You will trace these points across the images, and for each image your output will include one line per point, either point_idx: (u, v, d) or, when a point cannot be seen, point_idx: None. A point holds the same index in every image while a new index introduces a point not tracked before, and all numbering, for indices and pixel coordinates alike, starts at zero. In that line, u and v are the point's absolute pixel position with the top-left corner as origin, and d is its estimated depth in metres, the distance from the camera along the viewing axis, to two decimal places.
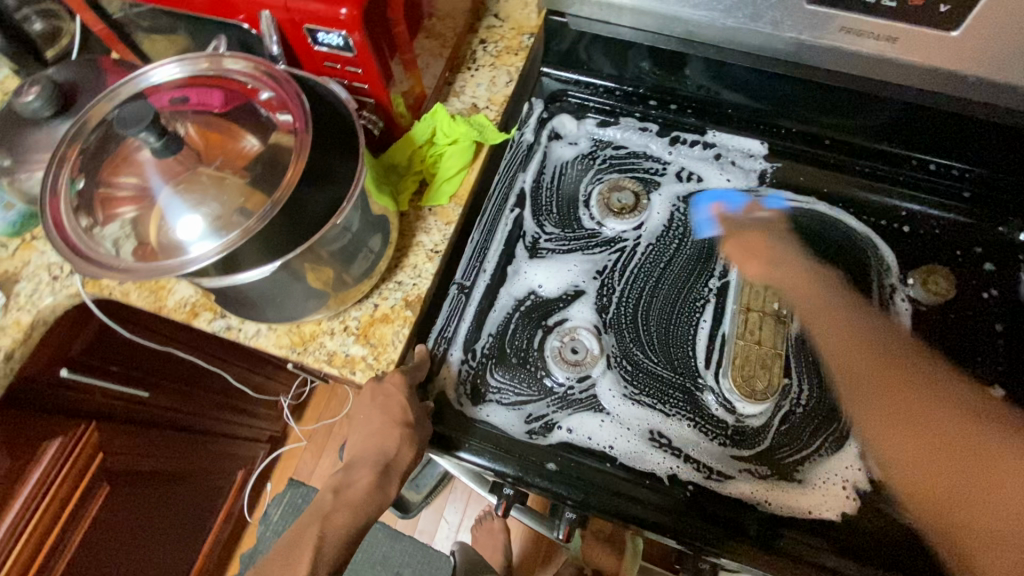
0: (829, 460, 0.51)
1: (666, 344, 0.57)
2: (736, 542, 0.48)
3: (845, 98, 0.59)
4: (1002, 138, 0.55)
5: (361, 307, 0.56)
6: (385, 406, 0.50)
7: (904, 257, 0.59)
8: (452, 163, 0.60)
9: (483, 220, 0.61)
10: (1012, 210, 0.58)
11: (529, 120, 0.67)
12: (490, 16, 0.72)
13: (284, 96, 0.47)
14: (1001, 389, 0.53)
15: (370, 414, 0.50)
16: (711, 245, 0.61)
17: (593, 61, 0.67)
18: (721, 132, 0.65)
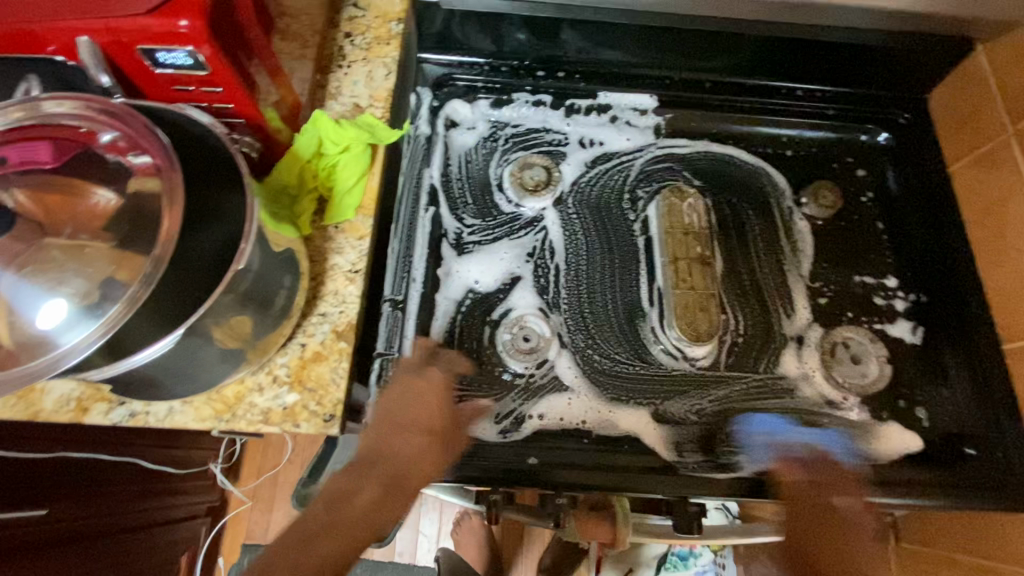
0: (779, 379, 0.55)
1: (611, 311, 0.57)
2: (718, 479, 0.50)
3: (715, 42, 0.60)
4: (849, 56, 0.61)
5: (287, 351, 0.50)
6: (413, 414, 0.46)
7: (793, 180, 0.64)
8: (348, 173, 0.55)
9: (399, 227, 0.56)
10: (868, 118, 0.66)
11: (420, 111, 0.63)
12: (349, 7, 0.66)
13: (132, 134, 0.39)
14: (893, 278, 0.60)
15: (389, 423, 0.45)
16: (627, 204, 0.62)
17: (469, 40, 0.63)
18: (611, 92, 0.65)
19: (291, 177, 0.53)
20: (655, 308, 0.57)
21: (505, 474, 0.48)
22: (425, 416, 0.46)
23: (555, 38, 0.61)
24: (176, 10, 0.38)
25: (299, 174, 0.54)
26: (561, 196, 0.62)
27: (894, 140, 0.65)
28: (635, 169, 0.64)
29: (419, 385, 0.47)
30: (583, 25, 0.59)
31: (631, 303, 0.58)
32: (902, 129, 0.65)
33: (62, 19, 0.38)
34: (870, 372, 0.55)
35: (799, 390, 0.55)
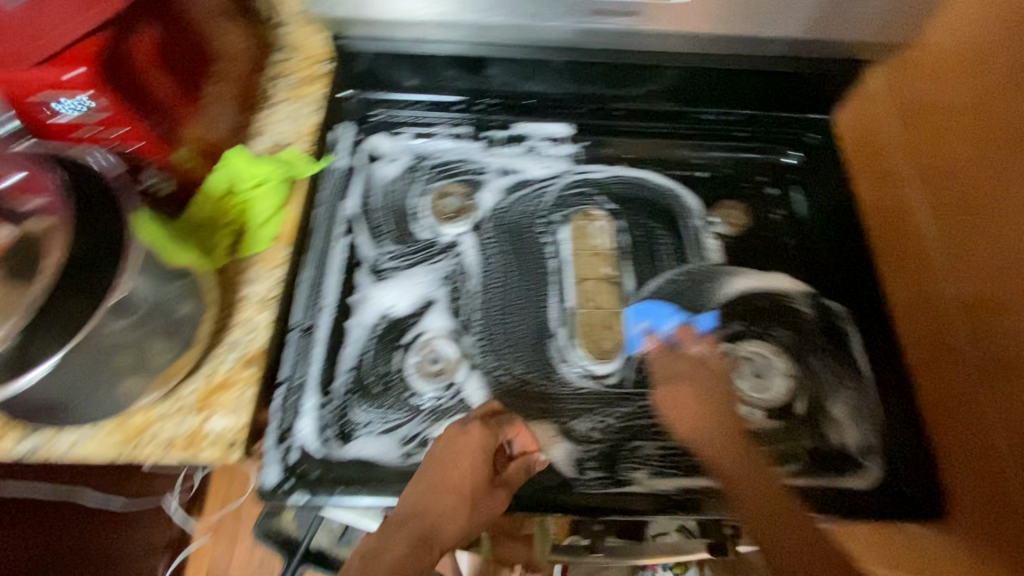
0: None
1: (523, 332, 0.58)
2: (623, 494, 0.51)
3: (630, 72, 0.64)
4: (751, 83, 0.64)
5: (194, 380, 0.52)
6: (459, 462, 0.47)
7: (704, 200, 0.65)
8: (263, 207, 0.58)
9: (312, 258, 0.58)
10: (776, 140, 0.67)
11: (340, 146, 0.65)
12: (276, 51, 0.69)
13: (33, 176, 0.45)
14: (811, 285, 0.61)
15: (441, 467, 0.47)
16: (542, 228, 0.64)
17: (397, 75, 0.66)
18: (528, 122, 0.67)
19: (205, 213, 0.56)
20: (564, 328, 0.59)
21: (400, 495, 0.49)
22: (460, 472, 0.46)
23: (481, 72, 0.65)
24: (71, 63, 0.44)
25: (213, 210, 0.56)
26: (479, 222, 0.64)
27: (804, 157, 0.67)
28: (552, 194, 0.66)
29: (463, 441, 0.48)
30: (511, 61, 0.64)
31: (543, 324, 0.59)
32: (810, 148, 0.67)
33: None
34: (774, 387, 0.56)
35: None
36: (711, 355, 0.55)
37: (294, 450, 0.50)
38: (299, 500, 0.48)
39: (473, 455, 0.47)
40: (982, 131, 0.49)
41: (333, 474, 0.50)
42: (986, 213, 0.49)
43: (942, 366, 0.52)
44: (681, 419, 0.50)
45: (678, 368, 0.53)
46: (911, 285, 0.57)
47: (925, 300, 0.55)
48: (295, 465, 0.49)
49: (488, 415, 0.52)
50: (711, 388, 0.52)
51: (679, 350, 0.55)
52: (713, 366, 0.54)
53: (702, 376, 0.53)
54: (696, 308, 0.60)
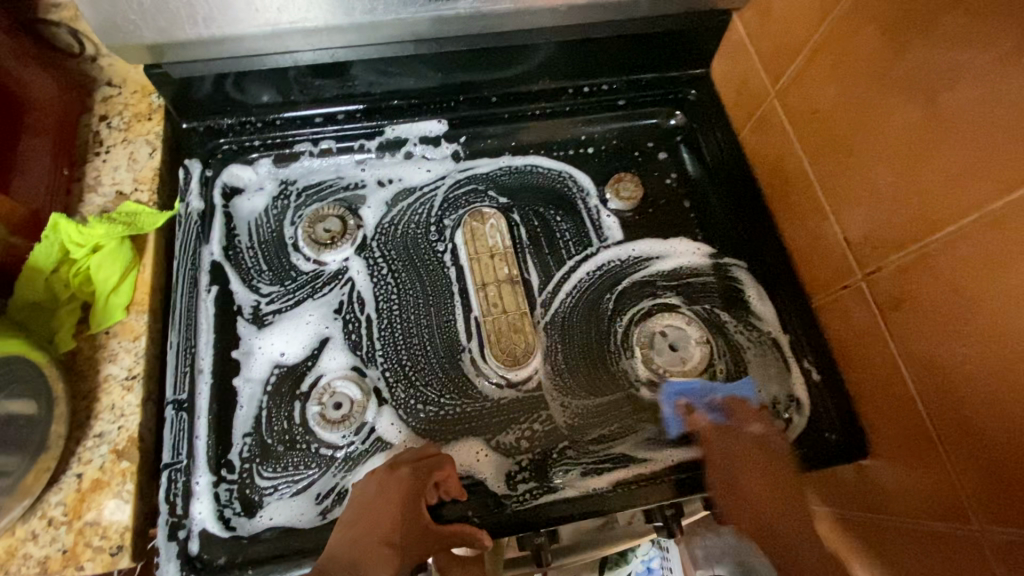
0: (613, 380, 0.55)
1: (430, 353, 0.55)
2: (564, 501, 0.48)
3: (498, 56, 0.60)
4: (623, 48, 0.61)
5: (61, 485, 0.45)
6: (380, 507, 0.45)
7: (595, 178, 0.64)
8: (105, 274, 0.50)
9: (176, 318, 0.51)
10: (658, 102, 0.66)
11: (190, 186, 0.57)
12: (102, 86, 0.60)
13: None
14: (709, 244, 0.61)
15: (361, 517, 0.44)
16: (434, 235, 0.60)
17: (240, 97, 0.59)
18: (399, 124, 0.62)
19: (38, 294, 0.48)
20: (473, 339, 0.55)
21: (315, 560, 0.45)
22: (389, 520, 0.44)
23: (338, 75, 0.58)
24: None
25: (47, 287, 0.49)
26: (364, 242, 0.59)
27: (685, 117, 0.66)
28: (439, 198, 0.62)
29: (390, 487, 0.46)
30: (366, 61, 0.57)
31: (450, 339, 0.55)
32: (691, 106, 0.66)
33: None
34: (691, 357, 0.55)
35: (629, 390, 0.54)
36: (773, 437, 0.51)
37: (193, 540, 0.45)
38: None
39: (399, 504, 0.45)
40: (846, 66, 0.48)
41: (243, 552, 0.45)
42: (860, 147, 0.48)
43: (842, 306, 0.52)
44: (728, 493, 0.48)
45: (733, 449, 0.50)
46: (802, 229, 0.56)
47: (816, 245, 0.54)
48: (195, 557, 0.44)
49: (422, 457, 0.48)
50: (766, 462, 0.49)
51: (736, 429, 0.51)
52: (777, 448, 0.50)
53: (758, 458, 0.49)
54: (587, 283, 0.59)
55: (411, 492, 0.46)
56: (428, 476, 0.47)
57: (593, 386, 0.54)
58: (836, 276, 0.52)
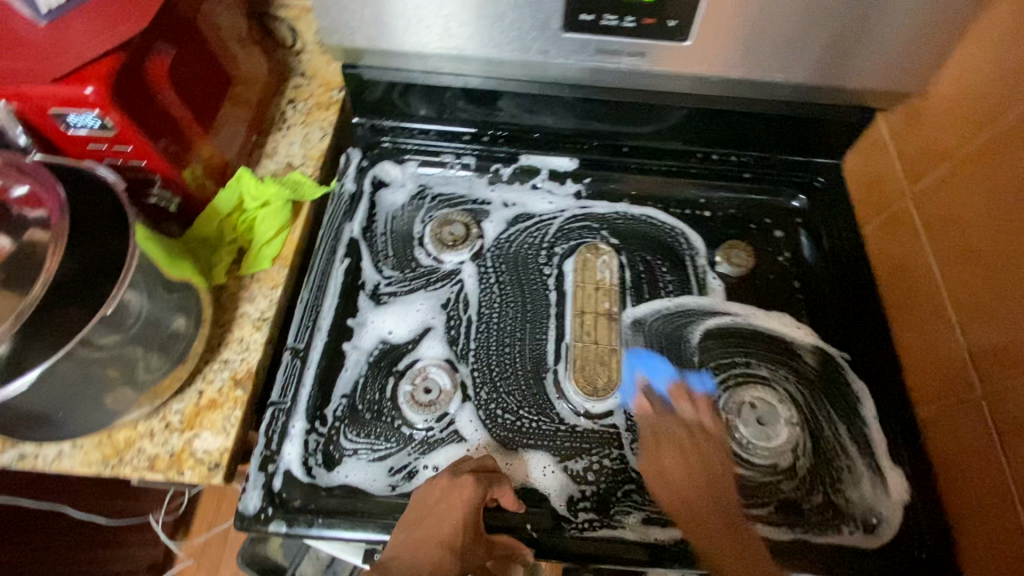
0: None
1: (519, 365, 0.57)
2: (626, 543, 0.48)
3: (639, 111, 0.64)
4: (759, 127, 0.64)
5: (184, 397, 0.51)
6: (454, 503, 0.46)
7: (708, 241, 0.65)
8: (266, 227, 0.58)
9: (311, 277, 0.58)
10: (784, 182, 0.67)
11: (348, 170, 0.65)
12: (295, 76, 0.70)
13: (40, 188, 0.44)
14: (816, 328, 0.60)
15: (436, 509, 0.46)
16: (543, 259, 0.63)
17: (406, 106, 0.67)
18: (534, 155, 0.68)
19: (211, 230, 0.56)
20: (561, 362, 0.57)
21: (380, 530, 0.47)
22: (454, 520, 0.45)
23: (492, 102, 0.65)
24: (84, 79, 0.43)
25: (218, 226, 0.57)
26: (480, 251, 0.64)
27: (809, 202, 0.67)
28: (554, 227, 0.65)
29: (454, 494, 0.46)
30: (520, 95, 0.64)
31: (539, 358, 0.57)
32: (817, 193, 0.67)
33: None
34: (778, 437, 0.54)
35: None
36: (707, 420, 0.52)
37: (277, 477, 0.49)
38: (278, 529, 0.47)
39: (464, 510, 0.46)
40: (998, 180, 0.48)
41: (319, 501, 0.48)
42: (1000, 262, 0.47)
43: (954, 421, 0.50)
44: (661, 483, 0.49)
45: (661, 424, 0.52)
46: (919, 334, 0.55)
47: (931, 353, 0.53)
48: (276, 493, 0.48)
49: (480, 469, 0.49)
50: (699, 444, 0.51)
51: (670, 413, 0.53)
52: (705, 433, 0.52)
53: (689, 437, 0.51)
54: (663, 395, 0.55)
55: (472, 502, 0.46)
56: (487, 491, 0.47)
57: None
58: (954, 391, 0.50)
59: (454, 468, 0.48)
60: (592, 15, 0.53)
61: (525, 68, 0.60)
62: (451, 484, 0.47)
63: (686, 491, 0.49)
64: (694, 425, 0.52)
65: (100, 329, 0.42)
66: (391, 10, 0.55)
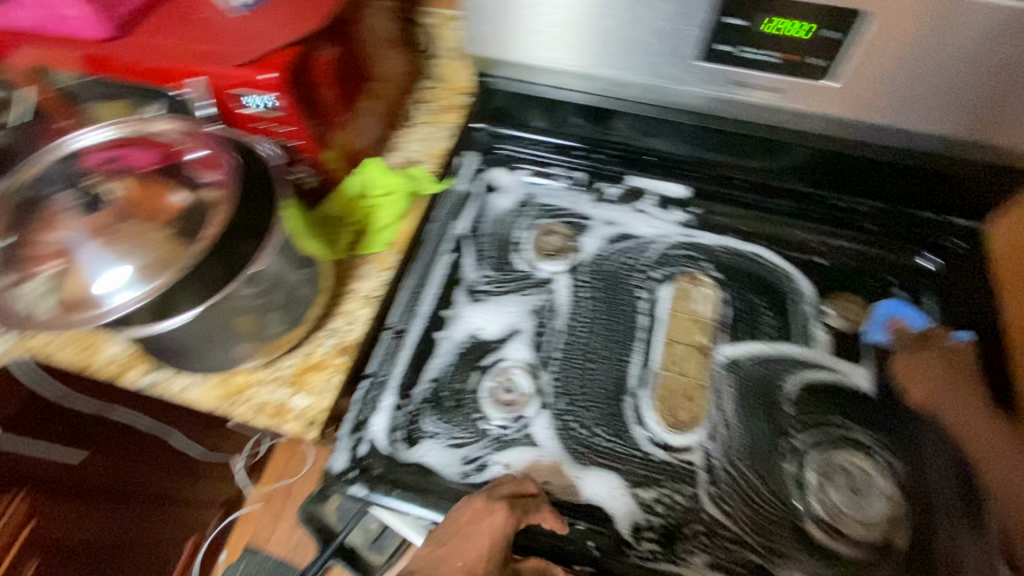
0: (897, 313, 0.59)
1: (600, 382, 0.57)
2: None
3: (762, 147, 0.63)
4: (889, 177, 0.60)
5: (293, 355, 0.57)
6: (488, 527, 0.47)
7: (818, 289, 0.62)
8: (385, 215, 0.63)
9: (416, 270, 0.63)
10: (911, 238, 0.62)
11: (463, 172, 0.70)
12: (426, 79, 0.76)
13: (213, 154, 0.52)
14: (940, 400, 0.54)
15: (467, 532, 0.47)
16: (638, 281, 0.63)
17: (526, 117, 0.70)
18: (643, 177, 0.68)
19: (337, 210, 0.63)
20: (644, 387, 0.56)
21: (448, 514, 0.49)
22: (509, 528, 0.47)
23: (609, 121, 0.66)
24: (265, 65, 0.50)
25: (343, 208, 0.63)
26: (577, 264, 0.65)
27: (942, 265, 0.61)
28: (655, 251, 0.65)
29: (485, 520, 0.47)
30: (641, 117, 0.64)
31: (622, 378, 0.57)
32: (958, 257, 0.61)
33: (189, 64, 0.51)
34: (870, 510, 0.50)
35: (791, 512, 0.51)
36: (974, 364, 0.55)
37: (363, 444, 0.52)
38: (357, 493, 0.50)
39: (492, 536, 0.47)
40: None
41: (397, 473, 0.51)
42: None
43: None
44: (927, 395, 0.54)
45: (919, 348, 0.57)
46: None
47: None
48: (360, 459, 0.52)
49: (515, 494, 0.49)
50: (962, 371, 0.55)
51: (929, 340, 0.57)
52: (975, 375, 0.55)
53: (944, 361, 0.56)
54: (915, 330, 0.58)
55: (503, 532, 0.47)
56: (520, 518, 0.47)
57: (752, 487, 0.52)
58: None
59: (488, 491, 0.48)
60: (731, 47, 0.53)
61: (653, 92, 0.61)
62: (483, 508, 0.47)
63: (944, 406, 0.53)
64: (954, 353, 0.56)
65: (245, 282, 0.48)
66: (533, 26, 0.58)
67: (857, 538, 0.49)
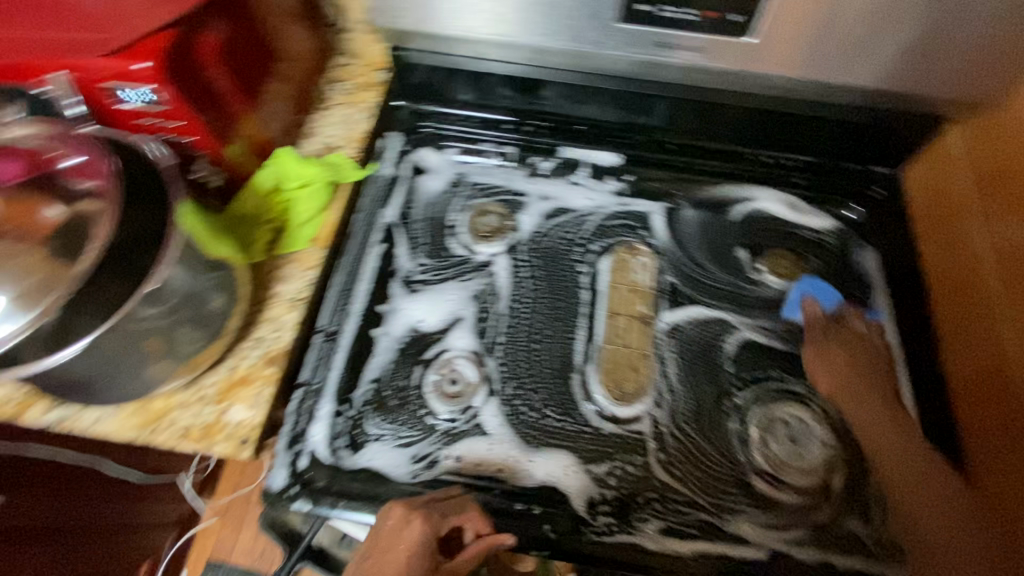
0: (824, 284, 0.59)
1: (547, 362, 0.56)
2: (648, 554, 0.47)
3: (686, 109, 0.63)
4: (815, 132, 0.61)
5: (217, 372, 0.52)
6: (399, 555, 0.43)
7: (753, 248, 0.62)
8: (305, 208, 0.58)
9: (345, 263, 0.58)
10: (840, 191, 0.63)
11: (387, 154, 0.65)
12: (338, 55, 0.70)
13: (89, 158, 0.45)
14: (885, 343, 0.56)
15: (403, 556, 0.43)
16: (579, 255, 0.62)
17: (449, 91, 0.66)
18: (576, 147, 0.66)
19: (251, 207, 0.57)
20: (591, 364, 0.56)
21: None
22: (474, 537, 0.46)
23: (534, 91, 0.64)
24: (139, 54, 0.44)
25: (258, 204, 0.57)
26: (515, 244, 0.63)
27: (865, 215, 0.63)
28: (592, 224, 0.64)
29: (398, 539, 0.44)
30: (566, 87, 0.63)
31: (569, 357, 0.57)
32: (875, 204, 0.63)
33: (44, 57, 0.44)
34: (809, 457, 0.52)
35: (740, 469, 0.52)
36: (864, 329, 0.56)
37: (302, 457, 0.49)
38: (301, 508, 0.48)
39: None
40: None
41: (343, 482, 0.49)
42: None
43: (940, 496, 0.49)
44: (846, 398, 0.52)
45: (826, 338, 0.56)
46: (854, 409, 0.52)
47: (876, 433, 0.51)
48: (301, 472, 0.49)
49: None
50: (863, 350, 0.55)
51: (830, 322, 0.57)
52: (874, 348, 0.55)
53: (857, 343, 0.55)
54: (831, 312, 0.58)
55: None
56: None
57: (702, 450, 0.53)
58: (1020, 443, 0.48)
59: None
60: (650, 7, 0.51)
61: (576, 57, 0.59)
62: None
63: (856, 409, 0.52)
64: (862, 341, 0.55)
65: (144, 301, 0.43)
66: None
67: (804, 488, 0.51)
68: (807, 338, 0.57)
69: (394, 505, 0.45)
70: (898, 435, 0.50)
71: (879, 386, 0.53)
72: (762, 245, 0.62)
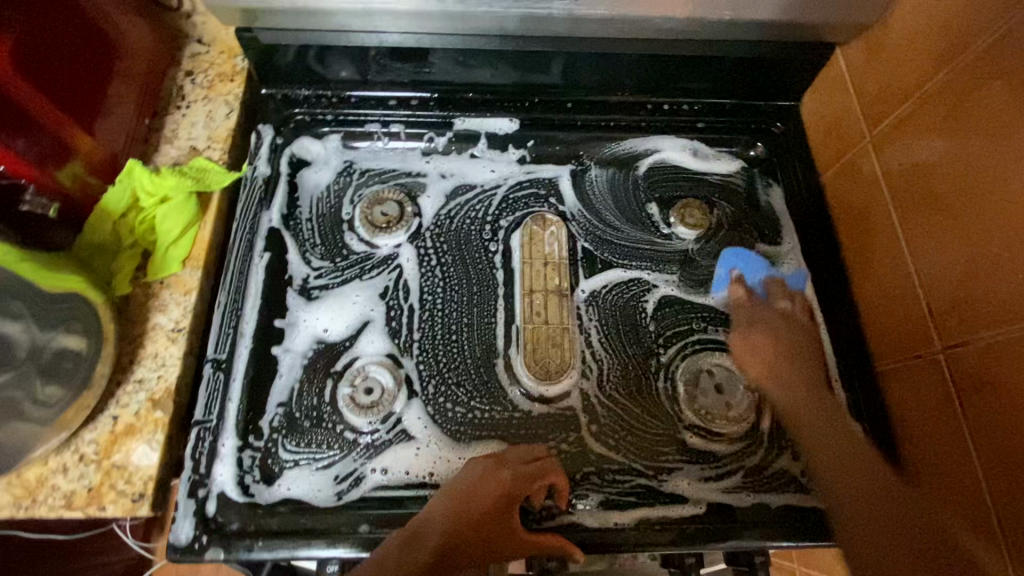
0: (748, 254, 0.57)
1: (468, 352, 0.54)
2: (589, 532, 0.47)
3: (576, 64, 0.58)
4: (710, 73, 0.59)
5: (97, 425, 0.46)
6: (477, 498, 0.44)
7: (662, 202, 0.60)
8: (170, 225, 0.51)
9: (227, 280, 0.52)
10: (740, 129, 0.62)
11: (259, 150, 0.58)
12: (191, 42, 0.60)
13: None
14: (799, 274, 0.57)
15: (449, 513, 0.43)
16: (487, 234, 0.58)
17: (321, 72, 0.59)
18: (469, 117, 0.61)
19: (104, 235, 0.50)
20: (513, 347, 0.54)
21: (327, 544, 0.45)
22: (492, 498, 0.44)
23: (418, 60, 0.58)
24: None
25: (114, 230, 0.51)
26: (418, 231, 0.58)
27: (765, 150, 0.62)
28: (498, 198, 0.60)
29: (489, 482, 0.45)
30: (449, 50, 0.57)
31: (489, 343, 0.54)
32: (775, 138, 0.62)
33: None
34: (737, 403, 0.52)
35: (672, 428, 0.51)
36: (800, 312, 0.55)
37: (210, 501, 0.46)
38: (215, 556, 0.44)
39: None
40: (961, 118, 0.44)
41: (259, 519, 0.46)
42: (952, 204, 0.45)
43: (889, 512, 0.45)
44: (763, 371, 0.52)
45: (757, 313, 0.55)
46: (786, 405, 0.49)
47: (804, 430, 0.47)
48: (210, 518, 0.45)
49: None
50: (795, 333, 0.53)
51: (761, 304, 0.55)
52: (799, 323, 0.54)
53: (785, 325, 0.54)
54: (758, 293, 0.56)
55: None
56: None
57: (634, 415, 0.52)
58: (938, 368, 0.46)
59: None
60: None
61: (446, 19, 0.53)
62: None
63: (772, 384, 0.51)
64: (789, 323, 0.54)
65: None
66: None
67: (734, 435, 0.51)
68: (731, 325, 0.55)
69: (476, 464, 0.46)
70: (832, 433, 0.49)
71: (822, 372, 0.52)
72: (672, 197, 0.61)
